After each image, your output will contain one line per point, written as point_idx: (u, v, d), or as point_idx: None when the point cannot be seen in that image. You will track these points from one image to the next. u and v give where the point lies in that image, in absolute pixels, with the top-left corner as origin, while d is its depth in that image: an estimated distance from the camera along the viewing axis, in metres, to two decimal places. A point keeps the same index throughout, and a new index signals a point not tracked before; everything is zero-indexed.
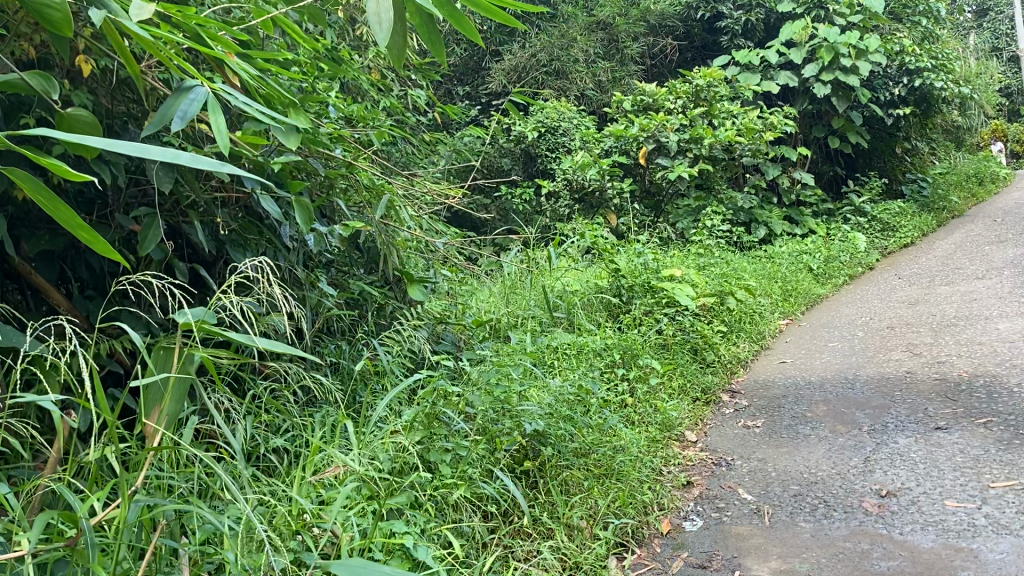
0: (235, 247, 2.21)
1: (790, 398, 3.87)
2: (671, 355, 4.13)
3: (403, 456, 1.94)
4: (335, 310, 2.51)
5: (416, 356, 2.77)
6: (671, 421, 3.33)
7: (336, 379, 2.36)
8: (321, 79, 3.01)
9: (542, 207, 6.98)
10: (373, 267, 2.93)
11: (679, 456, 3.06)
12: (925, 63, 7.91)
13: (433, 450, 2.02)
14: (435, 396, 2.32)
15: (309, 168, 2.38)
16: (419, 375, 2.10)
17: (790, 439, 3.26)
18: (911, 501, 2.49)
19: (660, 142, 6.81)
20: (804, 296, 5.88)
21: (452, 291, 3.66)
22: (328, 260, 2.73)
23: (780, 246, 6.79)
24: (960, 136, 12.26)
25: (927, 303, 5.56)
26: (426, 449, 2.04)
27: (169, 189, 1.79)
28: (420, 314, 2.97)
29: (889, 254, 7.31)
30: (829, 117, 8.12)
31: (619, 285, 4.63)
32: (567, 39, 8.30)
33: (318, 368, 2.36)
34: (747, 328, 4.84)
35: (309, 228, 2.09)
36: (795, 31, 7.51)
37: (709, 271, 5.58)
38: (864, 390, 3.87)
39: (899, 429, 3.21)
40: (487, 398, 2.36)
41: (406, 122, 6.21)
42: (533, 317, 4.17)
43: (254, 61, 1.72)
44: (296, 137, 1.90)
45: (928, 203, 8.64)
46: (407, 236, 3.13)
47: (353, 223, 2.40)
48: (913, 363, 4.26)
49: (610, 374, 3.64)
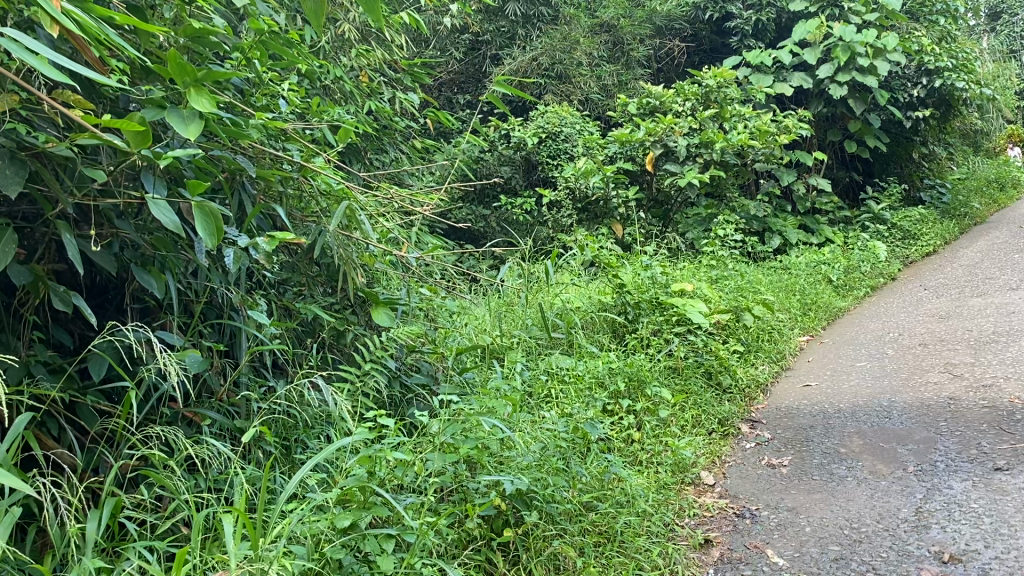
0: (138, 267, 1.84)
1: (820, 430, 3.40)
2: (683, 381, 3.68)
3: (320, 551, 1.50)
4: (268, 345, 2.11)
5: (376, 395, 2.36)
6: (683, 463, 2.89)
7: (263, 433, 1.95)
8: (270, 71, 2.61)
9: (545, 217, 6.49)
10: (333, 286, 2.52)
11: (694, 506, 2.61)
12: (945, 62, 7.43)
13: (369, 536, 1.58)
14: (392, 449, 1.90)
15: (235, 165, 2.00)
16: (353, 439, 1.67)
17: (825, 483, 2.80)
18: (983, 571, 2.03)
19: (668, 146, 6.34)
20: (825, 310, 5.42)
21: (432, 311, 3.21)
22: (270, 281, 2.32)
23: (796, 256, 6.32)
24: (980, 140, 11.69)
25: (960, 317, 5.09)
26: (361, 536, 1.58)
27: (17, 193, 1.37)
28: (386, 339, 2.54)
29: (911, 264, 6.84)
30: (845, 120, 7.67)
31: (624, 301, 4.14)
32: (569, 41, 7.83)
33: (243, 422, 1.96)
34: (766, 347, 4.38)
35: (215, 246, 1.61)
36: (809, 29, 7.03)
37: (723, 285, 5.12)
38: (904, 419, 3.40)
39: (951, 470, 2.75)
40: (455, 452, 1.93)
41: (394, 129, 5.78)
42: (525, 340, 3.71)
43: (94, 9, 1.24)
44: (195, 123, 1.57)
45: (949, 210, 8.20)
46: (373, 252, 2.72)
47: (278, 234, 1.95)
48: (955, 387, 3.79)
49: (613, 407, 3.19)
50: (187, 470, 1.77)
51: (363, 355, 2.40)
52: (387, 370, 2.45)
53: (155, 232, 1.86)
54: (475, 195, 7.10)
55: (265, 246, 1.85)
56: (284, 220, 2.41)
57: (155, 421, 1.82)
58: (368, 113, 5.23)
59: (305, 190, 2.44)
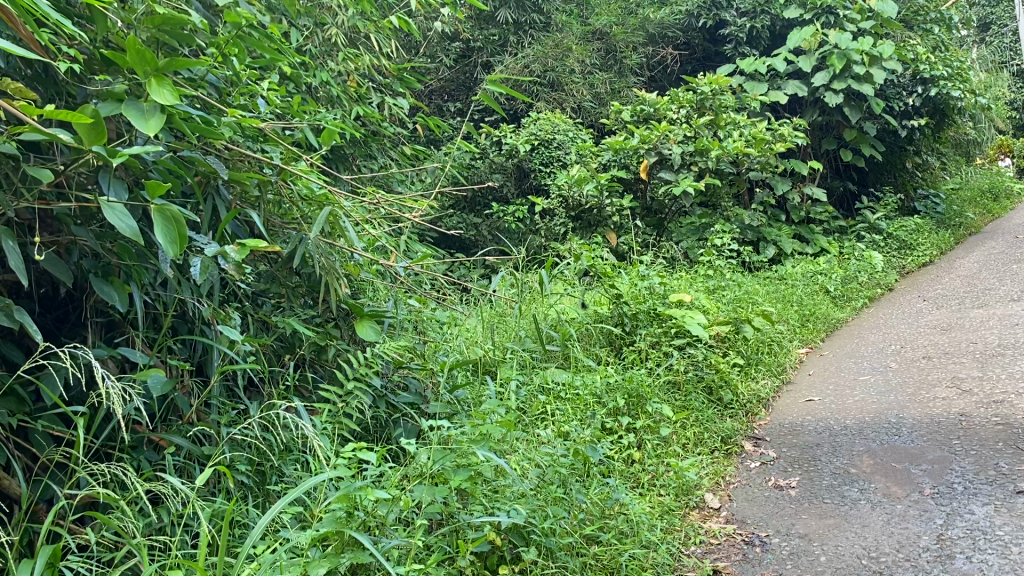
0: (98, 279, 1.69)
1: (826, 448, 3.24)
2: (683, 397, 3.53)
3: None
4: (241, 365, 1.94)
5: (359, 416, 2.20)
6: (687, 486, 2.74)
7: (231, 465, 1.78)
8: (245, 70, 2.45)
9: (536, 226, 6.32)
10: (315, 298, 2.36)
11: (699, 534, 2.45)
12: (941, 71, 7.31)
13: None
14: (377, 481, 1.73)
15: (205, 166, 1.86)
16: (332, 473, 1.50)
17: (838, 506, 2.65)
18: None
19: (663, 154, 6.15)
20: (824, 321, 5.27)
21: (421, 325, 3.05)
22: (245, 292, 2.16)
23: (792, 266, 6.18)
24: (971, 149, 11.59)
25: (962, 329, 4.95)
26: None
27: None
28: (372, 355, 2.38)
29: (908, 274, 6.71)
30: (840, 128, 7.54)
31: (621, 312, 3.97)
32: (562, 49, 7.67)
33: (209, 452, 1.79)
34: (766, 360, 4.23)
35: (180, 256, 1.43)
36: (804, 37, 6.90)
37: (720, 296, 4.96)
38: (914, 437, 3.24)
39: (971, 493, 2.60)
40: (446, 484, 1.78)
41: (383, 136, 5.65)
42: (519, 354, 3.55)
43: None
44: (157, 117, 1.41)
45: (944, 219, 8.06)
46: (357, 261, 2.56)
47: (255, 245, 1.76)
48: (965, 403, 3.64)
49: (612, 425, 3.04)
50: (143, 507, 1.61)
51: (346, 372, 2.24)
52: (372, 388, 2.29)
53: (119, 240, 1.71)
54: (466, 203, 7.01)
55: (238, 253, 1.66)
56: (262, 227, 2.26)
57: (114, 446, 1.68)
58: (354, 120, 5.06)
59: (284, 195, 2.29)
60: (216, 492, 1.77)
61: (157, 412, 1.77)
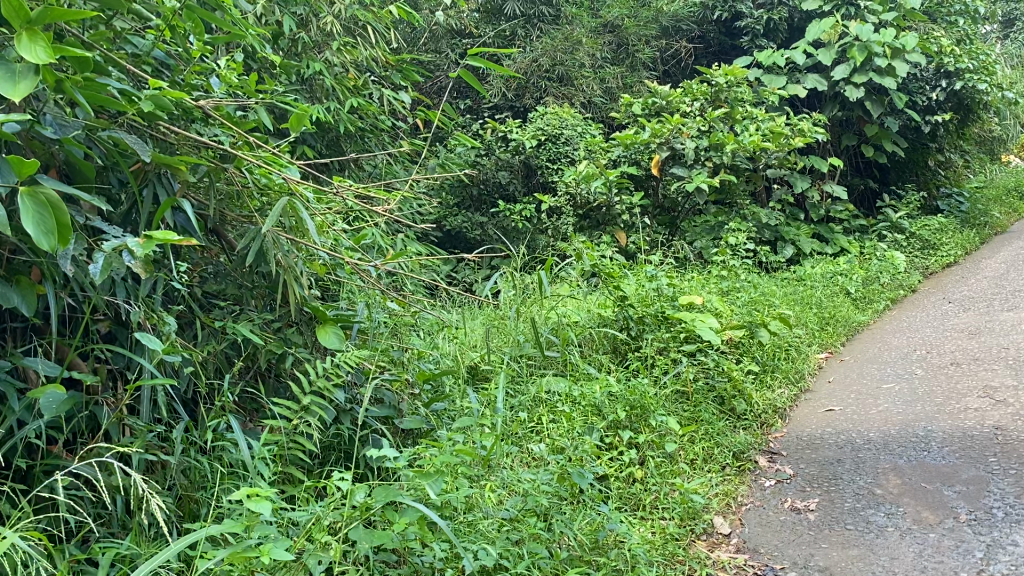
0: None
1: (849, 465, 2.96)
2: (693, 409, 3.26)
3: None
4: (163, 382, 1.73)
5: (315, 436, 1.96)
6: (693, 510, 2.48)
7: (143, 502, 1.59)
8: (204, 50, 2.25)
9: (545, 224, 6.02)
10: (276, 301, 2.13)
11: (705, 569, 2.20)
12: (966, 64, 6.98)
13: None
14: (314, 531, 1.54)
15: (122, 144, 1.67)
16: (209, 531, 1.37)
17: (862, 533, 2.38)
18: None
19: (675, 149, 5.87)
20: (844, 324, 4.98)
21: (403, 331, 2.79)
22: (186, 295, 1.95)
23: (811, 267, 5.88)
24: (995, 146, 11.13)
25: (991, 333, 4.64)
26: None
27: None
28: (335, 364, 2.13)
29: (931, 275, 6.39)
30: (861, 123, 7.22)
31: (626, 315, 3.67)
32: (571, 42, 7.40)
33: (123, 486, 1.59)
34: (782, 367, 3.95)
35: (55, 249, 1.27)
36: (824, 28, 6.58)
37: (735, 297, 4.69)
38: (945, 453, 2.95)
39: (1014, 520, 2.33)
40: (398, 523, 1.57)
41: (381, 130, 5.42)
42: (514, 365, 3.28)
43: None
44: (25, 87, 1.26)
45: (968, 218, 7.70)
46: (326, 259, 2.32)
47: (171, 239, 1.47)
48: (1000, 414, 3.35)
49: (613, 441, 2.78)
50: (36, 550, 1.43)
51: (306, 383, 2.00)
52: (335, 403, 2.05)
53: (24, 235, 1.50)
54: (472, 201, 6.69)
55: (144, 249, 1.44)
56: (214, 221, 2.04)
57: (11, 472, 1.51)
58: (348, 113, 4.81)
59: (239, 186, 2.07)
60: (131, 530, 1.57)
61: (64, 431, 1.59)
